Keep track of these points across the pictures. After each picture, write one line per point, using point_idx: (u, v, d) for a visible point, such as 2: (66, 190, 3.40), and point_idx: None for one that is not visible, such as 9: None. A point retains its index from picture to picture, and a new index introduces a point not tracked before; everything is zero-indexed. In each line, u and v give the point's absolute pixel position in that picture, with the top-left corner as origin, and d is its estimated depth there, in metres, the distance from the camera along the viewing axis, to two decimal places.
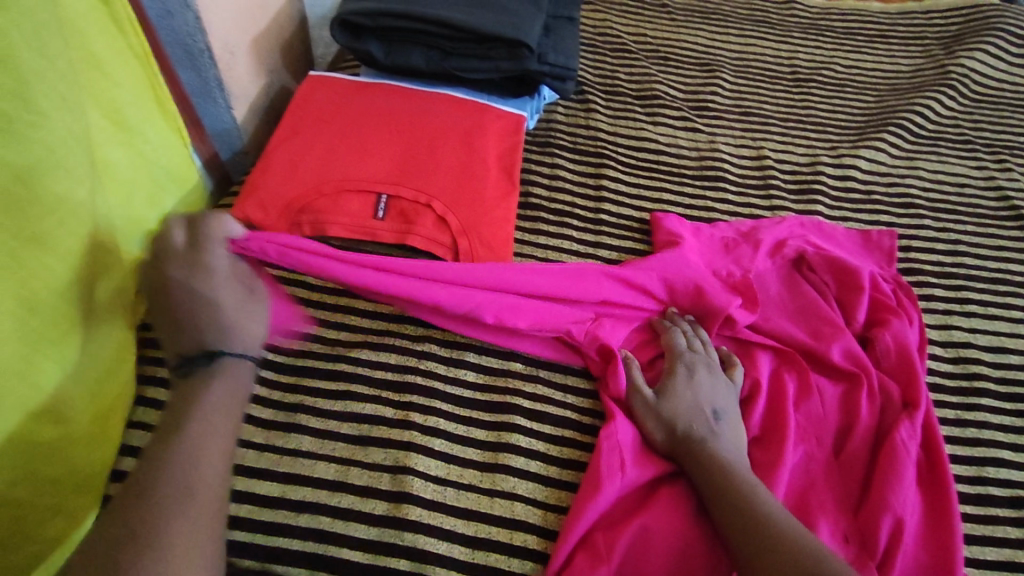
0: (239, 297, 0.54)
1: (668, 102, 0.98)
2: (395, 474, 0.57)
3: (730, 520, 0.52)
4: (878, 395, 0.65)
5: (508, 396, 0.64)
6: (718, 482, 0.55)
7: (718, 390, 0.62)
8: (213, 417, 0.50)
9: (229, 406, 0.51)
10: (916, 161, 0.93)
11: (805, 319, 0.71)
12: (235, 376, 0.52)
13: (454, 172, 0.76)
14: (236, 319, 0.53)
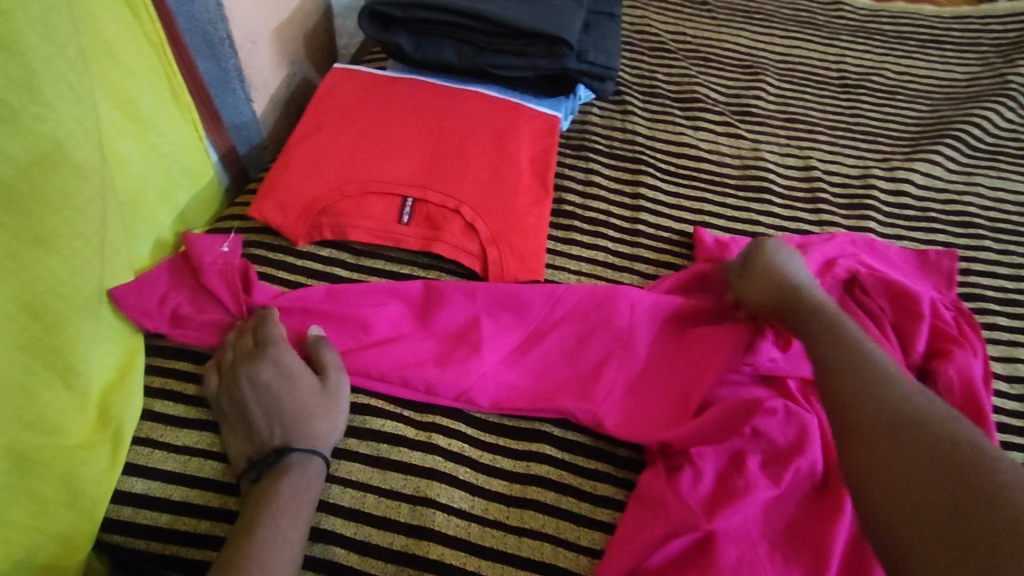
0: (305, 392, 0.55)
1: (709, 106, 0.92)
2: (415, 505, 0.53)
3: (849, 400, 0.46)
4: None
5: (538, 423, 0.59)
6: (844, 365, 0.49)
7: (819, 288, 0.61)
8: (285, 520, 0.49)
9: (306, 506, 0.50)
10: (974, 176, 0.87)
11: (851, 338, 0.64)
12: (307, 473, 0.52)
13: (485, 174, 0.72)
14: (307, 418, 0.54)
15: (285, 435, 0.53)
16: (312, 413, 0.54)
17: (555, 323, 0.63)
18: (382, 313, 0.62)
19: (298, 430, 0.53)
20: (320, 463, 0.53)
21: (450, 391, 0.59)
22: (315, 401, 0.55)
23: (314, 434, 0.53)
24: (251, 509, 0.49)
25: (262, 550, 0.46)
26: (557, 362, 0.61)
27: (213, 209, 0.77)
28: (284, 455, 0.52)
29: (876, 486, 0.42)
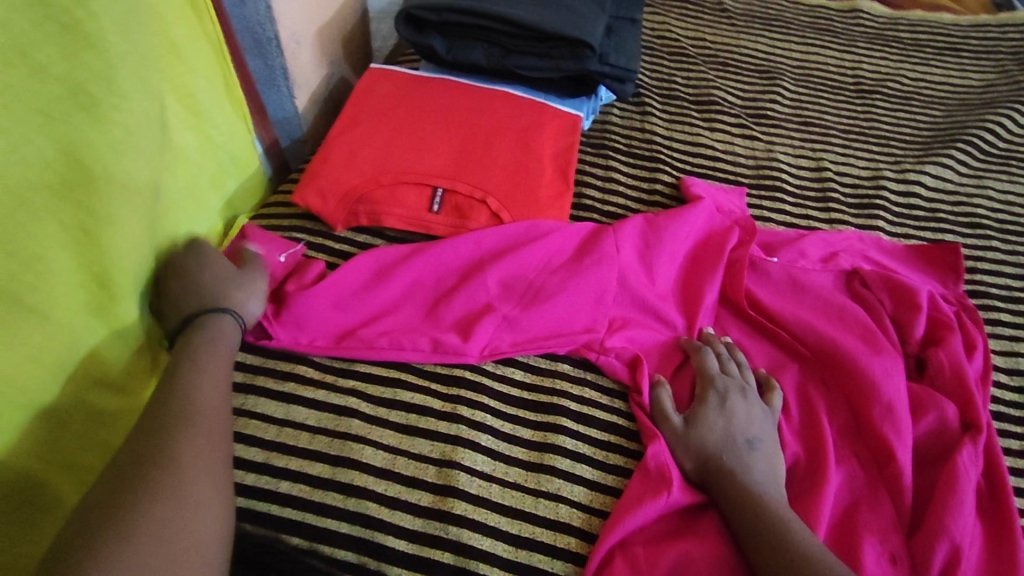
0: (225, 272, 0.60)
1: (726, 109, 0.96)
2: (441, 467, 0.58)
3: (748, 524, 0.52)
4: (937, 418, 0.61)
5: (555, 398, 0.64)
6: (742, 498, 0.54)
7: (753, 418, 0.59)
8: (204, 359, 0.53)
9: (222, 352, 0.55)
10: (984, 179, 0.90)
11: (856, 324, 0.67)
12: (222, 328, 0.56)
13: (510, 169, 0.77)
14: (227, 291, 0.59)
15: (204, 301, 0.57)
16: (236, 287, 0.59)
17: (571, 282, 0.67)
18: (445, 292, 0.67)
19: (218, 296, 0.58)
20: (233, 321, 0.57)
21: (475, 348, 0.64)
22: (231, 277, 0.60)
23: (236, 302, 0.59)
24: (174, 356, 0.53)
25: (186, 384, 0.51)
26: (570, 319, 0.66)
27: (259, 195, 0.84)
28: (201, 314, 0.57)
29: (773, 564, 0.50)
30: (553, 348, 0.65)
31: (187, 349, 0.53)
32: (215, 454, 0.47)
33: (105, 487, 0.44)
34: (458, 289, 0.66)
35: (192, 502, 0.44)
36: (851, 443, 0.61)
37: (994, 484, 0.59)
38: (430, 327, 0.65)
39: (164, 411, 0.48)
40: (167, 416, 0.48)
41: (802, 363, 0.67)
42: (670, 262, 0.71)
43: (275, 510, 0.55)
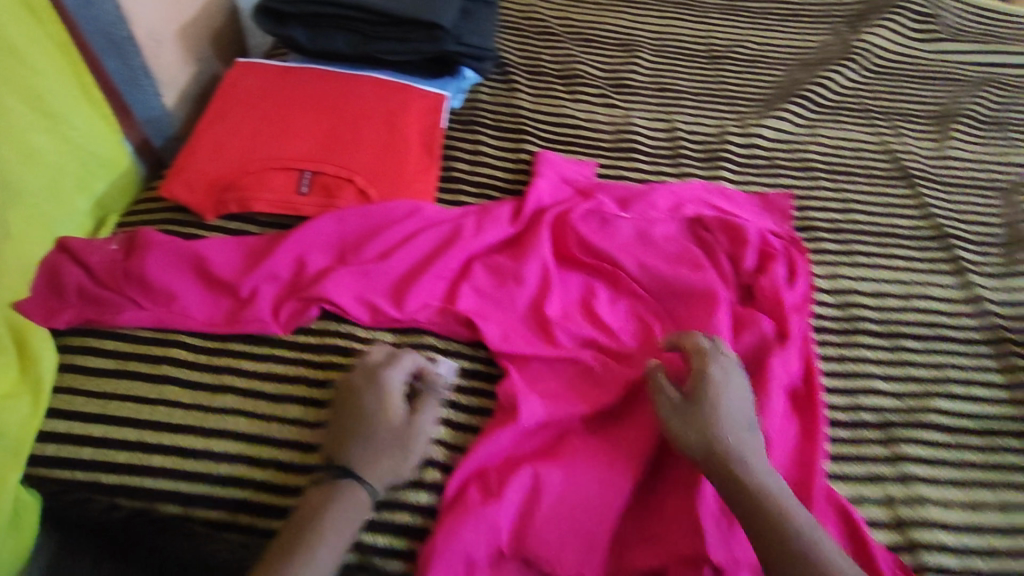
0: (394, 430, 0.59)
1: (589, 81, 1.03)
2: (313, 427, 0.62)
3: (738, 504, 0.55)
4: (757, 334, 0.69)
5: (421, 353, 0.68)
6: (730, 479, 0.56)
7: (744, 400, 0.60)
8: (322, 529, 0.54)
9: (341, 527, 0.55)
10: (817, 129, 1.00)
11: (685, 262, 0.77)
12: (352, 497, 0.56)
13: (377, 148, 0.81)
14: (382, 456, 0.57)
15: (342, 461, 0.57)
16: (382, 450, 0.58)
17: (427, 244, 0.73)
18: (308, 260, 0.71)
19: (354, 463, 0.57)
20: (359, 491, 0.56)
21: (347, 297, 0.68)
22: (406, 426, 0.59)
23: (375, 471, 0.57)
24: (299, 520, 0.55)
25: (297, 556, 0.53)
26: (430, 275, 0.71)
27: (132, 193, 0.84)
28: (339, 479, 0.56)
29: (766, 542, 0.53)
30: (414, 317, 0.68)
31: (313, 509, 0.55)
32: None
33: None
34: (311, 250, 0.72)
35: None
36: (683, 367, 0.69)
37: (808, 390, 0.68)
38: (295, 293, 0.68)
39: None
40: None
41: (644, 295, 0.74)
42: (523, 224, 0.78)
43: (149, 483, 0.58)
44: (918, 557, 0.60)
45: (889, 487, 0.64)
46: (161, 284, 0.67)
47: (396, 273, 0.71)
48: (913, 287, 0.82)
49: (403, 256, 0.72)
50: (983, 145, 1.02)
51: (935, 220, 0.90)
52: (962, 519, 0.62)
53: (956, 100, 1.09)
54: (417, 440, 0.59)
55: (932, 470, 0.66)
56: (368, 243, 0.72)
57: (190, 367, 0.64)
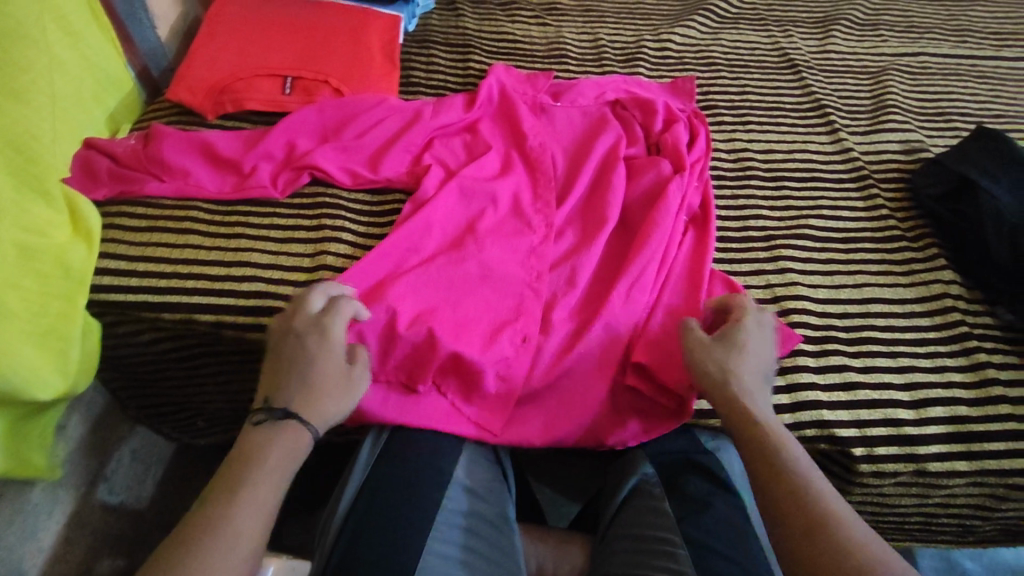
0: (335, 372, 0.60)
1: (525, 6, 1.20)
2: (314, 257, 0.76)
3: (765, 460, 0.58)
4: (654, 171, 0.85)
5: (396, 207, 0.83)
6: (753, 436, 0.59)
7: (764, 355, 0.66)
8: (260, 476, 0.54)
9: (279, 471, 0.55)
10: (719, 34, 1.19)
11: (599, 128, 0.93)
12: (292, 438, 0.57)
13: (346, 57, 0.96)
14: (326, 396, 0.59)
15: (298, 399, 0.58)
16: (324, 387, 0.59)
17: (389, 126, 0.88)
18: (292, 143, 0.86)
19: (302, 402, 0.58)
20: (301, 429, 0.57)
21: (333, 166, 0.84)
22: (339, 371, 0.61)
23: (322, 412, 0.58)
24: (239, 467, 0.55)
25: (233, 508, 0.51)
26: (396, 148, 0.86)
27: (137, 112, 0.98)
28: (289, 416, 0.58)
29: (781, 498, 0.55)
30: (387, 176, 0.84)
31: (256, 450, 0.56)
32: None
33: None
34: (298, 137, 0.87)
35: None
36: (594, 202, 0.85)
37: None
38: (287, 166, 0.84)
39: (202, 528, 0.50)
40: (204, 534, 0.49)
41: (567, 154, 0.90)
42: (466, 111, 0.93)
43: (187, 302, 0.72)
44: (789, 317, 0.78)
45: (768, 277, 0.83)
46: (176, 163, 0.81)
47: (369, 148, 0.87)
48: (795, 143, 1.00)
49: (373, 136, 0.87)
50: (858, 40, 1.22)
51: (814, 96, 1.08)
52: (823, 295, 0.81)
53: (837, 8, 1.29)
54: (356, 390, 0.61)
55: (802, 266, 0.84)
56: (342, 128, 0.88)
57: (210, 223, 0.78)
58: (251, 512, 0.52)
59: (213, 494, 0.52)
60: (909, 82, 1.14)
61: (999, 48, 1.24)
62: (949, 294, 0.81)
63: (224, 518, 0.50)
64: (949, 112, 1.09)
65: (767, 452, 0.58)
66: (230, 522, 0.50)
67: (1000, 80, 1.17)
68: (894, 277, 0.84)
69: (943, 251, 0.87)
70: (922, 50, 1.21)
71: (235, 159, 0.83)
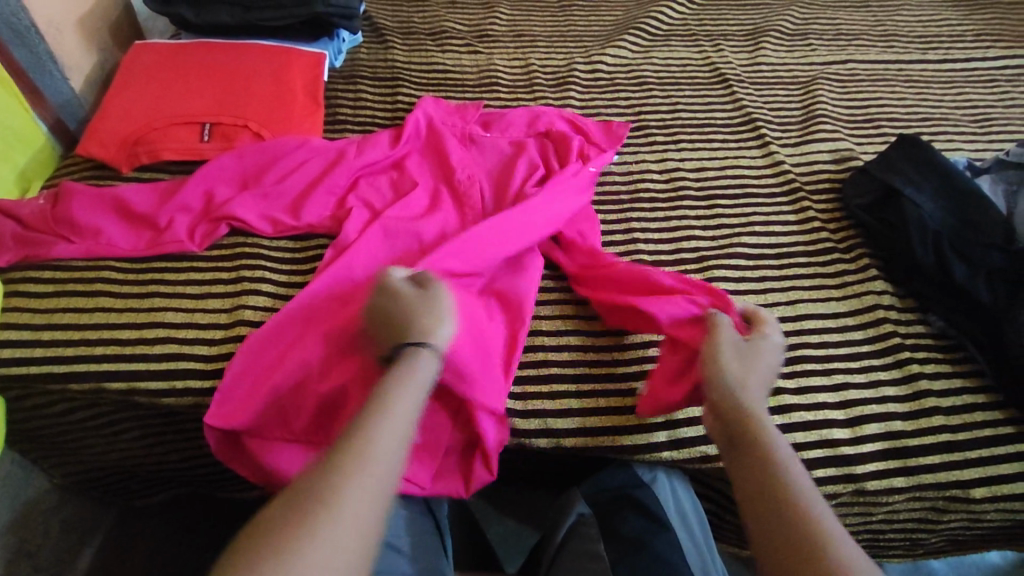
0: (424, 302, 0.60)
1: (455, 35, 1.19)
2: (231, 312, 0.73)
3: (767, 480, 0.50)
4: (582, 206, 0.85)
5: (319, 252, 0.81)
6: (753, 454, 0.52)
7: (767, 368, 0.60)
8: (392, 397, 0.51)
9: (414, 389, 0.53)
10: (651, 53, 1.19)
11: (529, 158, 0.92)
12: (410, 365, 0.54)
13: (266, 100, 0.94)
14: (427, 320, 0.58)
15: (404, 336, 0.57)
16: (426, 314, 0.58)
17: (311, 167, 0.86)
18: (208, 192, 0.83)
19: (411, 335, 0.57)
20: (428, 354, 0.55)
21: (252, 215, 0.81)
22: (422, 301, 0.60)
23: (428, 334, 0.57)
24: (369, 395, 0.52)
25: (371, 427, 0.49)
26: (318, 189, 0.84)
27: (52, 167, 0.95)
28: (403, 350, 0.56)
29: (785, 527, 0.47)
30: (309, 222, 0.82)
31: (391, 374, 0.54)
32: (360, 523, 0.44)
33: (283, 514, 0.43)
34: (215, 185, 0.84)
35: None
36: None
37: (626, 248, 0.87)
38: (204, 217, 0.81)
39: (344, 446, 0.47)
40: (344, 451, 0.47)
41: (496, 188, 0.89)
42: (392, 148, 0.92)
43: (95, 369, 0.68)
44: None
45: None
46: (86, 222, 0.78)
47: (289, 191, 0.84)
48: (727, 160, 1.00)
49: (294, 179, 0.85)
50: (788, 51, 1.23)
51: (745, 110, 1.08)
52: None
53: (767, 19, 1.30)
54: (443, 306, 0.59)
55: (733, 286, 0.84)
56: (261, 173, 0.85)
57: (122, 282, 0.76)
58: (390, 432, 0.49)
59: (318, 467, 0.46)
60: (837, 90, 1.15)
61: (924, 51, 1.26)
62: (882, 304, 0.82)
63: (335, 504, 0.44)
64: (878, 118, 1.10)
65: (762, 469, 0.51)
66: (351, 484, 0.45)
67: (926, 83, 1.19)
68: (826, 289, 0.84)
69: (875, 261, 0.87)
70: (850, 57, 1.23)
71: (149, 215, 0.80)
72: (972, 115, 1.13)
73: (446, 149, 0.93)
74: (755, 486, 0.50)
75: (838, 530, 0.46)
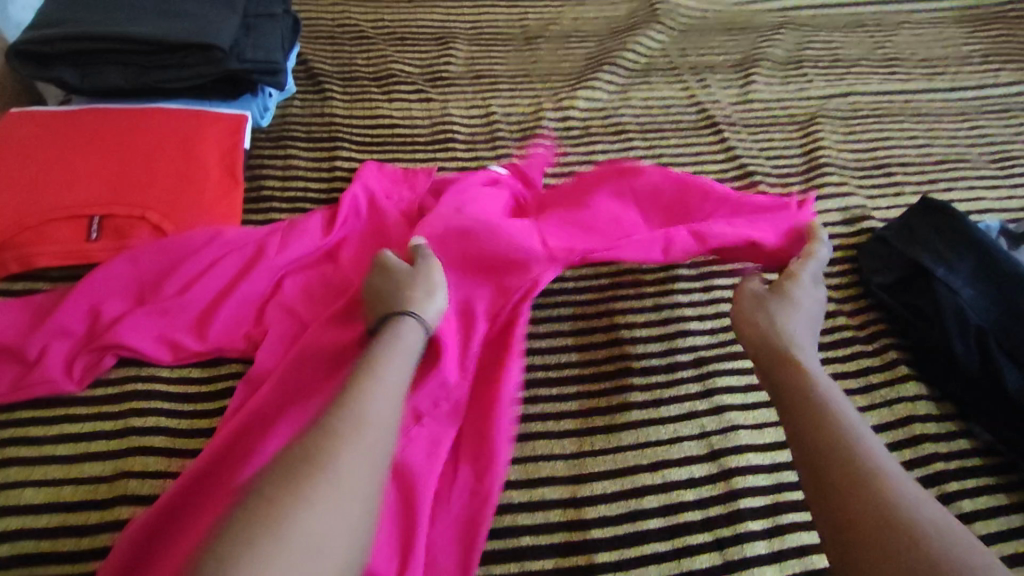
0: (437, 279, 0.63)
1: (404, 79, 1.03)
2: (111, 482, 0.59)
3: (823, 439, 0.50)
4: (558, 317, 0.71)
5: (229, 384, 0.67)
6: (809, 416, 0.52)
7: (812, 306, 0.65)
8: (388, 366, 0.52)
9: (407, 359, 0.54)
10: (629, 92, 1.05)
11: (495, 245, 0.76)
12: (412, 334, 0.57)
13: (171, 181, 0.78)
14: (426, 297, 0.61)
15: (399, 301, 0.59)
16: (428, 290, 0.61)
17: (223, 269, 0.70)
18: (91, 308, 0.67)
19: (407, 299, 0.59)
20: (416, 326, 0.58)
21: (149, 339, 0.66)
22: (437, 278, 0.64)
23: (428, 311, 0.60)
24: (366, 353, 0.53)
25: (364, 390, 0.49)
26: (231, 301, 0.68)
27: None
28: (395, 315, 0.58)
29: (853, 499, 0.45)
30: (218, 343, 0.67)
31: (390, 340, 0.55)
32: (371, 473, 0.44)
33: (288, 468, 0.42)
34: (103, 297, 0.68)
35: (303, 537, 0.38)
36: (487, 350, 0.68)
37: (611, 352, 0.74)
38: (86, 344, 0.65)
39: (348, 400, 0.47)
40: (347, 406, 0.47)
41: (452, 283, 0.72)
42: (324, 236, 0.75)
43: None
44: (731, 481, 0.65)
45: (703, 422, 0.69)
46: None
47: (195, 302, 0.68)
48: None
49: (201, 287, 0.68)
50: (782, 83, 1.10)
51: (739, 161, 0.94)
52: (769, 439, 0.68)
53: (757, 45, 1.16)
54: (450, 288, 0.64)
55: (740, 398, 0.71)
56: (161, 279, 0.69)
57: None
58: (386, 395, 0.49)
59: (306, 430, 0.46)
60: (841, 131, 1.02)
61: (931, 77, 1.13)
62: (917, 416, 0.68)
63: (341, 454, 0.43)
64: (889, 164, 0.97)
65: (819, 428, 0.50)
66: (352, 438, 0.45)
67: (937, 117, 1.06)
68: (850, 395, 0.71)
69: (902, 353, 0.74)
70: (852, 88, 1.10)
71: (13, 346, 0.63)
72: (992, 155, 1.00)
73: (391, 235, 0.77)
74: (819, 453, 0.49)
75: (910, 488, 0.45)
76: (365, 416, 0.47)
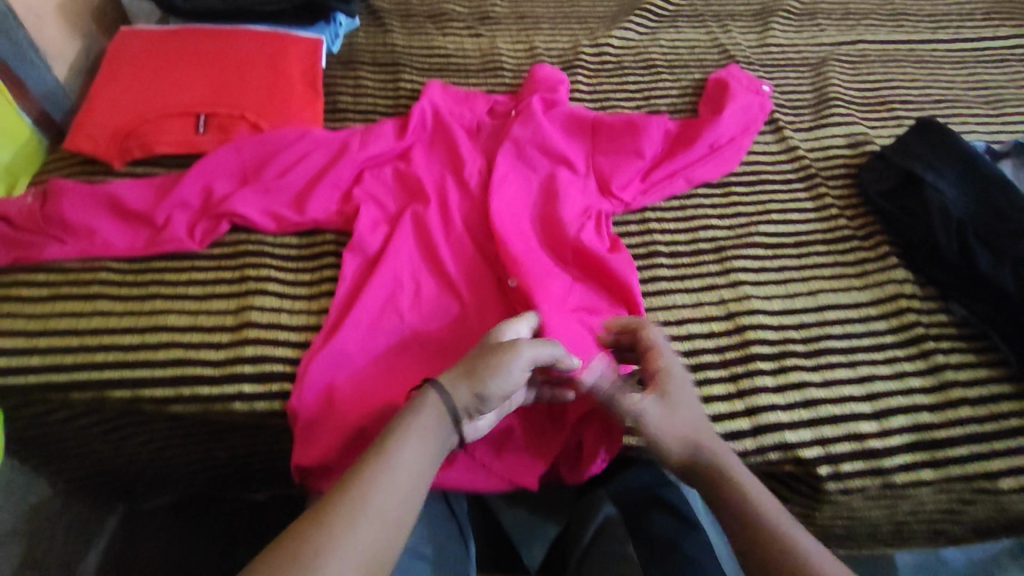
0: (488, 351, 0.59)
1: (456, 17, 1.15)
2: (237, 313, 0.71)
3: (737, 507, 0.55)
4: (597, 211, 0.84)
5: (323, 249, 0.79)
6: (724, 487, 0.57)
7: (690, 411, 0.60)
8: (406, 446, 0.53)
9: (427, 434, 0.55)
10: (658, 34, 1.16)
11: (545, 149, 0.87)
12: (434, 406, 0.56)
13: (263, 88, 0.90)
14: (466, 371, 0.57)
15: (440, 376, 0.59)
16: (473, 361, 0.58)
17: (313, 161, 0.82)
18: (209, 187, 0.79)
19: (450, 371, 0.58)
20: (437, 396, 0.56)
21: (256, 212, 0.78)
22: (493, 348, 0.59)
23: (458, 384, 0.56)
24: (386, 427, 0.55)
25: (384, 469, 0.52)
26: (324, 185, 0.80)
27: (38, 161, 0.89)
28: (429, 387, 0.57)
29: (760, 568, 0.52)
30: (314, 217, 0.79)
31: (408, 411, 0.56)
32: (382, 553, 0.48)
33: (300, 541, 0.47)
34: (217, 177, 0.80)
35: None
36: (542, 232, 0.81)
37: (644, 241, 0.86)
38: (204, 213, 0.77)
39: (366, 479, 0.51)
40: (364, 484, 0.50)
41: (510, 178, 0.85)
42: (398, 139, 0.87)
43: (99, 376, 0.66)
44: (744, 335, 0.76)
45: (722, 293, 0.80)
46: (79, 221, 0.74)
47: (292, 185, 0.80)
48: None
49: (296, 174, 0.80)
50: (797, 31, 1.20)
51: None
52: (777, 309, 0.79)
53: None
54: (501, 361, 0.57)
55: (755, 278, 0.82)
56: (262, 166, 0.81)
57: (123, 283, 0.73)
58: (403, 475, 0.52)
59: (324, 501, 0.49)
60: (849, 72, 1.13)
61: (934, 30, 1.24)
62: (904, 294, 0.80)
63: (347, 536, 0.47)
64: (891, 101, 1.08)
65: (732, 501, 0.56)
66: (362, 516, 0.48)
67: (937, 63, 1.16)
68: (847, 280, 0.83)
69: (894, 248, 0.86)
70: (861, 37, 1.20)
71: (146, 211, 0.76)
72: (985, 96, 1.10)
73: (454, 138, 0.88)
74: (734, 529, 0.55)
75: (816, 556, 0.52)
76: (366, 511, 0.49)
